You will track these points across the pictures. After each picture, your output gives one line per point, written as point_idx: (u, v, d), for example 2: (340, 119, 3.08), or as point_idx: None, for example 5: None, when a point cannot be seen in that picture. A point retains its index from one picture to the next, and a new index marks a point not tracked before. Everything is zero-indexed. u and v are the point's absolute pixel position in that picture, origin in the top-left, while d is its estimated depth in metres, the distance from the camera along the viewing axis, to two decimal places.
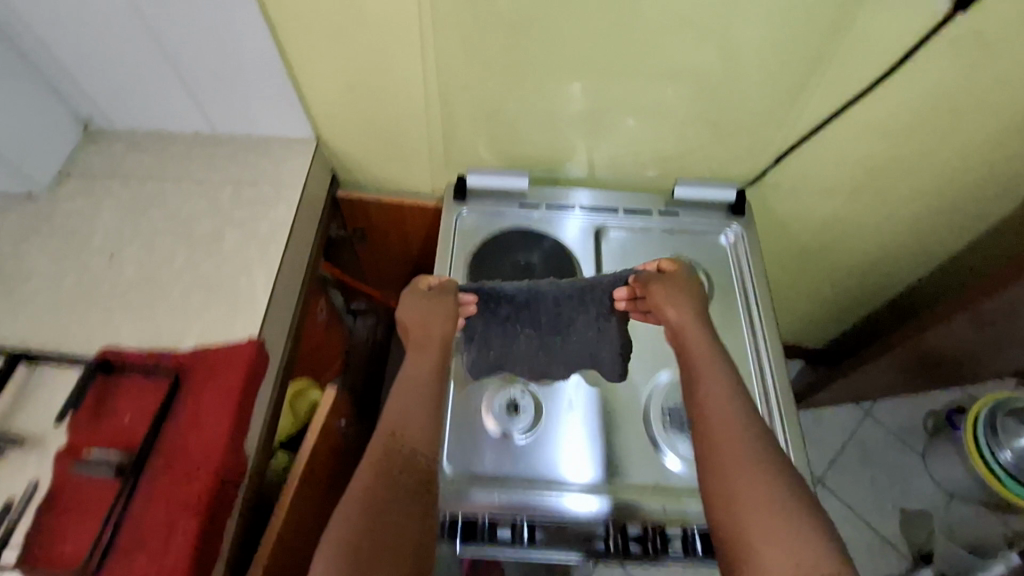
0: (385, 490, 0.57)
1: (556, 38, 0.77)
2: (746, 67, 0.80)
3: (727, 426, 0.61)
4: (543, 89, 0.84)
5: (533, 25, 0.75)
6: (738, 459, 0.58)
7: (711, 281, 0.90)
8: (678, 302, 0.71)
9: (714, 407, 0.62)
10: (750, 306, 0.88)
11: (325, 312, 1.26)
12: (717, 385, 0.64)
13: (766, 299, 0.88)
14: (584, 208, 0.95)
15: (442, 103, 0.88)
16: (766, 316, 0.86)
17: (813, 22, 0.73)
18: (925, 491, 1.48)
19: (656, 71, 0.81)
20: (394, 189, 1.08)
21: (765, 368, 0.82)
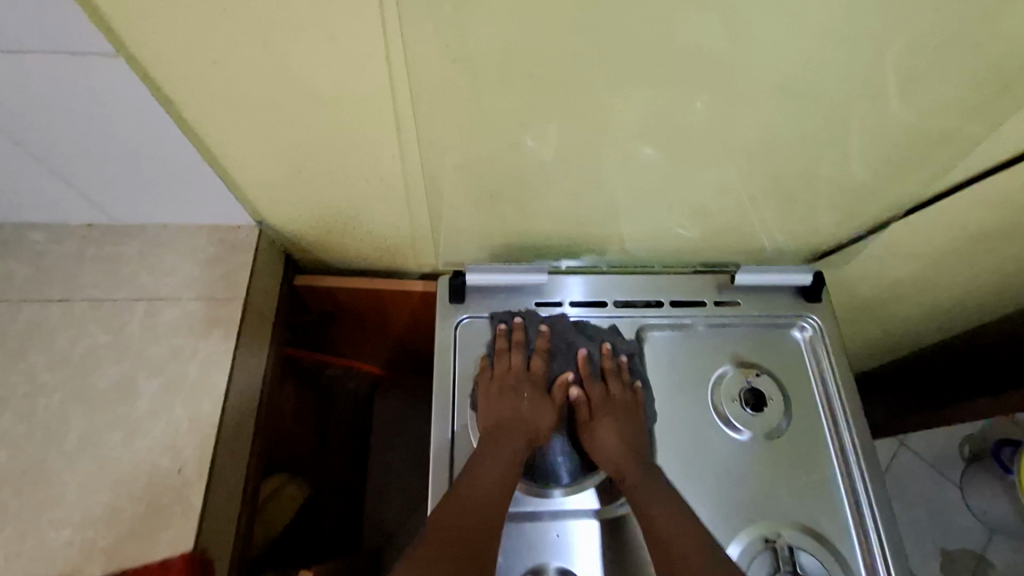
0: (477, 522, 0.59)
1: (590, 113, 0.54)
2: (846, 138, 0.58)
3: (661, 534, 0.59)
4: (567, 168, 0.62)
5: (558, 100, 0.52)
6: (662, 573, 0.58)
7: (786, 396, 0.71)
8: (625, 420, 0.66)
9: (645, 513, 0.61)
10: (839, 428, 0.69)
11: (292, 398, 1.03)
12: (657, 500, 0.61)
13: (859, 420, 0.70)
14: (617, 301, 0.75)
15: (427, 186, 0.65)
16: (860, 443, 0.69)
17: (947, 84, 0.52)
18: (965, 527, 1.36)
19: (724, 147, 0.59)
20: (366, 266, 0.84)
21: (869, 517, 0.66)
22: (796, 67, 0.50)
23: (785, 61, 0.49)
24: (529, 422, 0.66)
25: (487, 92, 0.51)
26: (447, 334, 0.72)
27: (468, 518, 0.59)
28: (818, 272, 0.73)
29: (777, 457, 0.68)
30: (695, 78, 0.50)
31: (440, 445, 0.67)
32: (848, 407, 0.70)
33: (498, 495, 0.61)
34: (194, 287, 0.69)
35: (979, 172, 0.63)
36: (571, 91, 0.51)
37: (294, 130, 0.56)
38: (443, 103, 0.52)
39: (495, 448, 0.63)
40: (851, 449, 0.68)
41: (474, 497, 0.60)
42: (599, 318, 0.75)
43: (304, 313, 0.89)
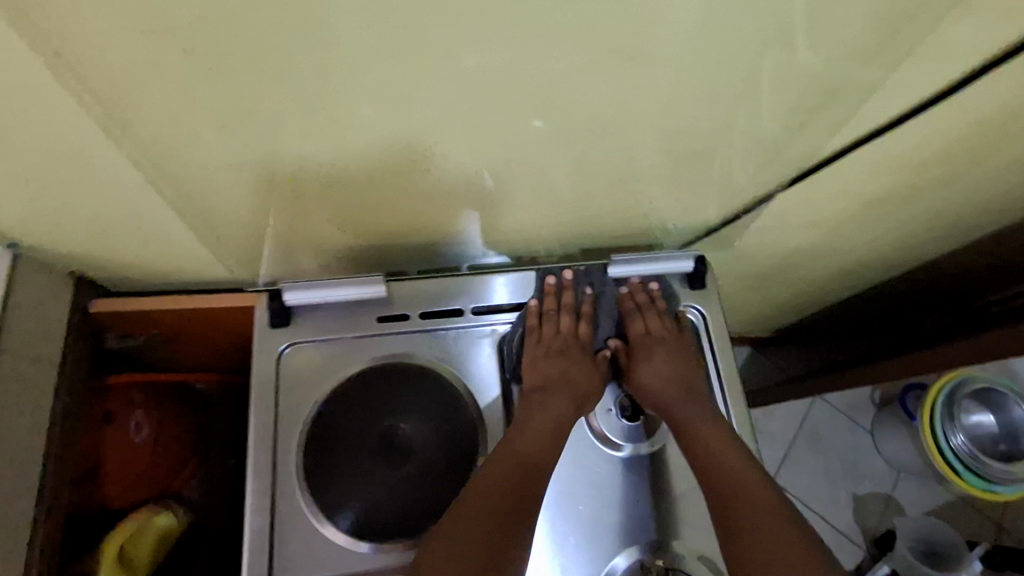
0: (522, 493, 0.53)
1: (375, 103, 0.41)
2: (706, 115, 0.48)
3: (721, 461, 0.57)
4: (381, 162, 0.50)
5: (326, 88, 0.39)
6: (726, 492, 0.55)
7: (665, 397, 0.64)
8: (663, 354, 0.64)
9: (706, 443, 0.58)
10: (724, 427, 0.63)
11: (146, 429, 0.90)
12: (706, 426, 0.59)
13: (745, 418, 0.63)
14: (477, 307, 0.63)
15: (208, 197, 0.51)
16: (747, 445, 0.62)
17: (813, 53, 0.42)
18: (875, 471, 1.38)
19: (565, 131, 0.48)
20: (185, 283, 0.70)
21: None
22: (622, 39, 0.38)
23: (605, 33, 0.37)
24: (571, 383, 0.61)
25: (223, 83, 0.38)
26: (268, 365, 0.58)
27: (514, 492, 0.53)
28: (700, 257, 0.65)
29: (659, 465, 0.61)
30: (497, 57, 0.38)
31: (257, 517, 0.53)
32: (733, 405, 0.63)
33: (541, 460, 0.55)
34: None
35: (865, 136, 0.53)
36: (338, 78, 0.38)
37: None
38: (171, 101, 0.39)
39: (538, 420, 0.57)
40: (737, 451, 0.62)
41: (519, 469, 0.54)
42: (455, 331, 0.62)
43: (126, 338, 0.74)
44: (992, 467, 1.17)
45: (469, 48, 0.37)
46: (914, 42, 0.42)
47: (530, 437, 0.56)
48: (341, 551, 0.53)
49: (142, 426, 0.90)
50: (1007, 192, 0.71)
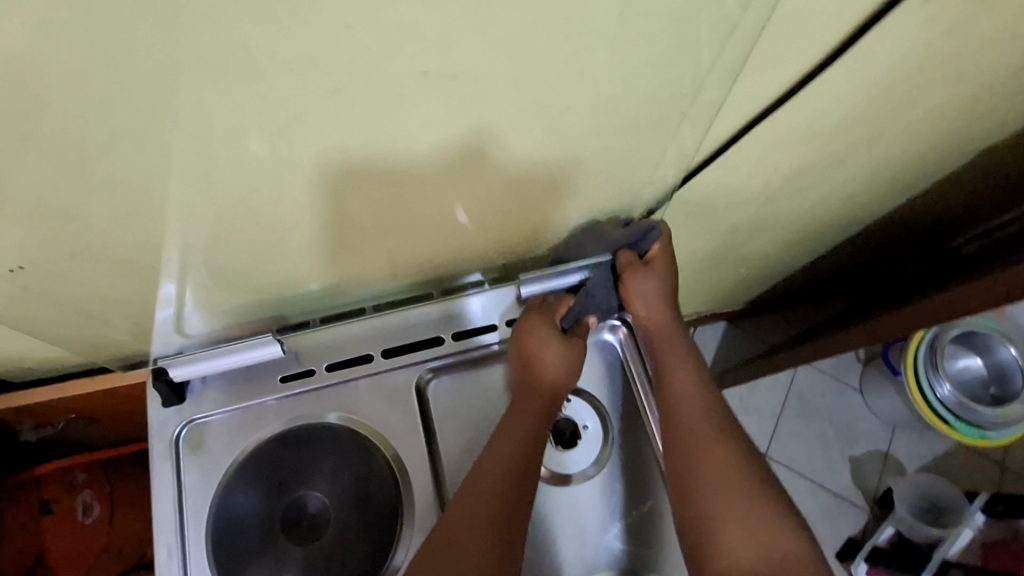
0: (517, 472, 0.52)
1: (195, 164, 0.38)
2: (577, 124, 0.44)
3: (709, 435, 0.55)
4: (232, 219, 0.45)
5: (126, 155, 0.35)
6: (720, 468, 0.53)
7: (628, 418, 0.63)
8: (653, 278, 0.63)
9: (699, 420, 0.57)
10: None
11: (98, 509, 0.86)
12: (705, 403, 0.58)
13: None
14: (386, 349, 0.59)
15: (54, 280, 0.47)
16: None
17: (665, 47, 0.38)
18: (870, 430, 1.35)
19: (427, 160, 0.44)
20: (82, 365, 0.65)
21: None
22: (436, 63, 0.34)
23: (417, 65, 0.34)
24: (538, 367, 0.58)
25: (3, 162, 0.34)
26: (164, 448, 0.54)
27: (508, 458, 0.53)
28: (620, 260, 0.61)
29: (619, 497, 0.59)
30: (305, 98, 0.35)
31: None
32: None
33: (532, 429, 0.55)
34: None
35: (755, 118, 0.51)
36: (140, 147, 0.35)
37: None
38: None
39: (528, 398, 0.56)
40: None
41: (516, 442, 0.54)
42: (365, 380, 0.58)
43: (42, 428, 0.72)
44: (982, 414, 1.13)
45: (270, 94, 0.34)
46: (771, 14, 0.39)
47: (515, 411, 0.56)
48: None
49: (93, 505, 0.85)
50: (943, 140, 0.66)
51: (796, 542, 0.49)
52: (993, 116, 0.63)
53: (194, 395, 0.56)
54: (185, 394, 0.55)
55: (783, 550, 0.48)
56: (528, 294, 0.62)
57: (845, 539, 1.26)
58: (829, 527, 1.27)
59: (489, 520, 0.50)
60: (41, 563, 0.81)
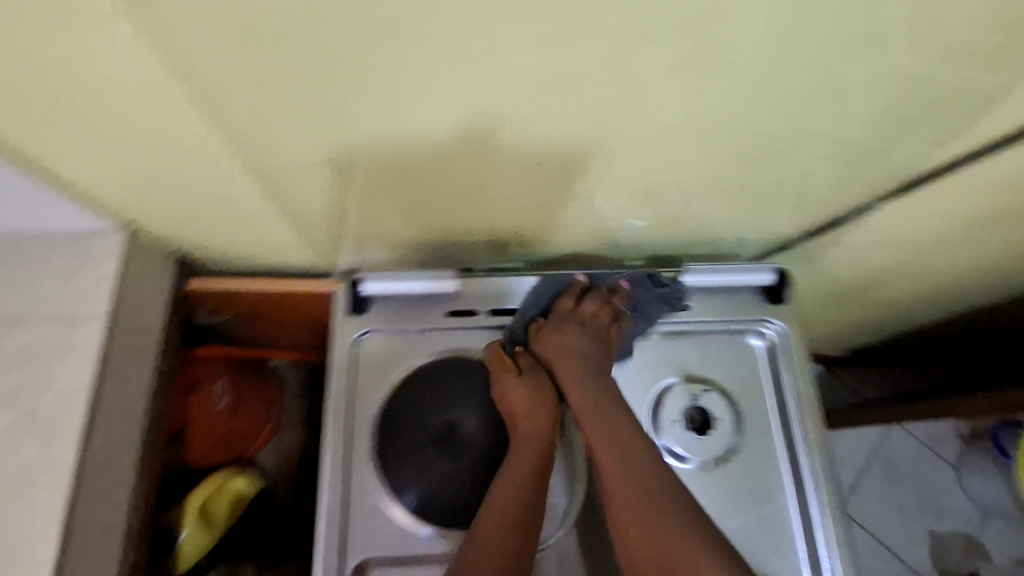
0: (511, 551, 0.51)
1: (461, 110, 0.43)
2: (790, 128, 0.47)
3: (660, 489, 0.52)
4: (456, 160, 0.50)
5: (416, 93, 0.41)
6: (667, 528, 0.50)
7: (761, 421, 0.60)
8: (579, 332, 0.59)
9: (618, 475, 0.53)
10: (806, 490, 0.58)
11: (227, 398, 0.98)
12: (625, 438, 0.54)
13: (832, 491, 0.58)
14: (544, 308, 0.63)
15: (296, 185, 0.54)
16: (836, 531, 0.56)
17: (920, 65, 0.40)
18: (958, 509, 1.28)
19: (643, 135, 0.48)
20: (265, 267, 0.73)
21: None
22: (710, 44, 0.37)
23: (692, 43, 0.37)
24: (517, 414, 0.57)
25: (325, 82, 0.40)
26: (343, 349, 0.61)
27: (508, 508, 0.52)
28: (783, 271, 0.61)
29: (737, 493, 0.58)
30: (584, 60, 0.39)
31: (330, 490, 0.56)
32: (819, 469, 0.58)
33: (523, 504, 0.53)
34: (47, 307, 0.58)
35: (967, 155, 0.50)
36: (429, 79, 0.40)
37: (105, 131, 0.45)
38: (273, 97, 0.41)
39: (523, 445, 0.56)
40: (819, 524, 0.57)
41: (499, 523, 0.52)
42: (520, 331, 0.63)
43: (215, 314, 0.80)
44: None
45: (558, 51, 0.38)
46: None
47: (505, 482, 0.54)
48: (401, 533, 0.56)
49: (224, 395, 0.98)
50: None
51: None
52: None
53: (373, 310, 0.62)
54: (368, 307, 0.62)
55: None
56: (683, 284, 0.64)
57: None
58: None
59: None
60: (180, 435, 0.93)
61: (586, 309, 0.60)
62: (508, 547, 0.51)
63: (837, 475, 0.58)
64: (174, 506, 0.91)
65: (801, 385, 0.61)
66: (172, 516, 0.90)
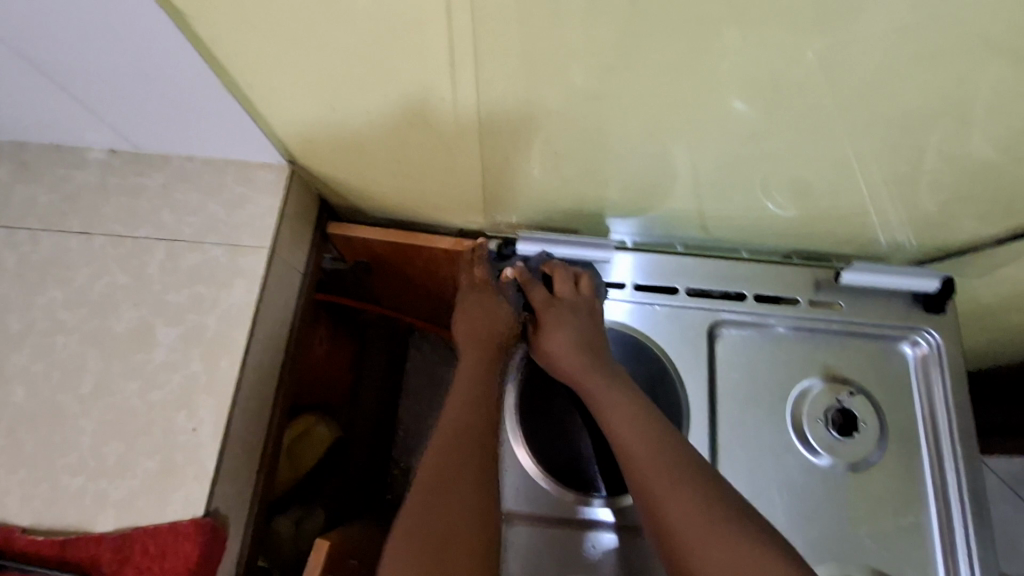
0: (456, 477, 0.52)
1: (694, 64, 0.43)
2: (1017, 123, 0.46)
3: (637, 452, 0.52)
4: (648, 124, 0.50)
5: (661, 41, 0.41)
6: (661, 476, 0.50)
7: (907, 430, 0.58)
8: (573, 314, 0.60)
9: (623, 422, 0.54)
10: (954, 502, 0.56)
11: (327, 343, 1.01)
12: (615, 403, 0.55)
13: (979, 507, 0.56)
14: (691, 288, 0.63)
15: (477, 134, 0.54)
16: (980, 547, 0.55)
17: None
18: None
19: (852, 115, 0.47)
20: (401, 219, 0.75)
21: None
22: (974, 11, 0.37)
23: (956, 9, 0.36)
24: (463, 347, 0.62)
25: (567, 23, 0.40)
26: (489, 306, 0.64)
27: (459, 434, 0.54)
28: (950, 279, 0.59)
29: (877, 501, 0.57)
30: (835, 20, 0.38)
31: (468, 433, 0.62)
32: (967, 484, 0.57)
33: (471, 431, 0.55)
34: (219, 231, 0.62)
35: None
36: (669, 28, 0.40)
37: (326, 59, 0.47)
38: (512, 39, 0.42)
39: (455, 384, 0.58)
40: (963, 536, 0.56)
41: (439, 442, 0.54)
42: (664, 309, 0.63)
43: (338, 260, 0.83)
44: None
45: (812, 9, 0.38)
46: None
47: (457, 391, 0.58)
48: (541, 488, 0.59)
49: (323, 340, 1.00)
50: None
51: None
52: None
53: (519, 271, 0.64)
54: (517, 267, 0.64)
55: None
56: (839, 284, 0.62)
57: None
58: None
59: (439, 526, 0.48)
60: None
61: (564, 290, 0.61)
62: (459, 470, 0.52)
63: (986, 492, 0.57)
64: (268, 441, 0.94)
65: (954, 399, 0.59)
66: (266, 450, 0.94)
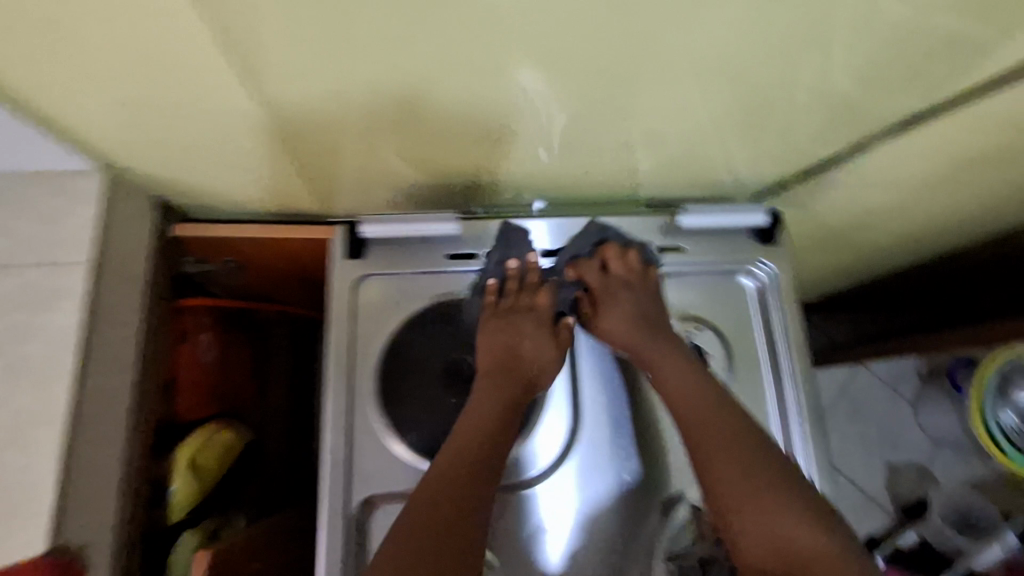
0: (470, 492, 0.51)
1: (489, 26, 0.42)
2: (803, 60, 0.48)
3: (715, 426, 0.55)
4: (459, 93, 0.49)
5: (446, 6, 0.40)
6: (713, 439, 0.54)
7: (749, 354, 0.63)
8: (629, 294, 0.61)
9: (679, 397, 0.57)
10: (791, 414, 0.62)
11: (214, 349, 0.96)
12: (683, 377, 0.57)
13: (816, 419, 0.61)
14: (544, 250, 0.64)
15: (293, 121, 0.52)
16: (816, 453, 0.60)
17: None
18: (915, 444, 1.37)
19: (648, 67, 0.48)
20: (253, 213, 0.71)
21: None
22: None
23: None
24: (522, 355, 0.58)
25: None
26: (343, 296, 0.61)
27: (479, 437, 0.54)
28: (777, 210, 0.63)
29: None
30: None
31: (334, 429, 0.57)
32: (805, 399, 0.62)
33: (495, 440, 0.54)
34: (34, 251, 0.57)
35: (957, 92, 0.52)
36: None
37: (89, 54, 0.43)
38: (282, 17, 0.40)
39: (487, 381, 0.57)
40: (802, 447, 0.61)
41: (451, 453, 0.53)
42: (521, 273, 0.64)
43: (203, 263, 0.76)
44: None
45: None
46: None
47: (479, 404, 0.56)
48: (408, 469, 0.57)
49: (211, 346, 0.96)
50: None
51: (811, 545, 0.49)
52: None
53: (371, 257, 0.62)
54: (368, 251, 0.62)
55: (793, 538, 0.49)
56: (681, 227, 0.65)
57: (867, 536, 1.31)
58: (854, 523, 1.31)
59: (432, 533, 0.48)
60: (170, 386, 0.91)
61: (616, 270, 0.62)
62: (465, 476, 0.51)
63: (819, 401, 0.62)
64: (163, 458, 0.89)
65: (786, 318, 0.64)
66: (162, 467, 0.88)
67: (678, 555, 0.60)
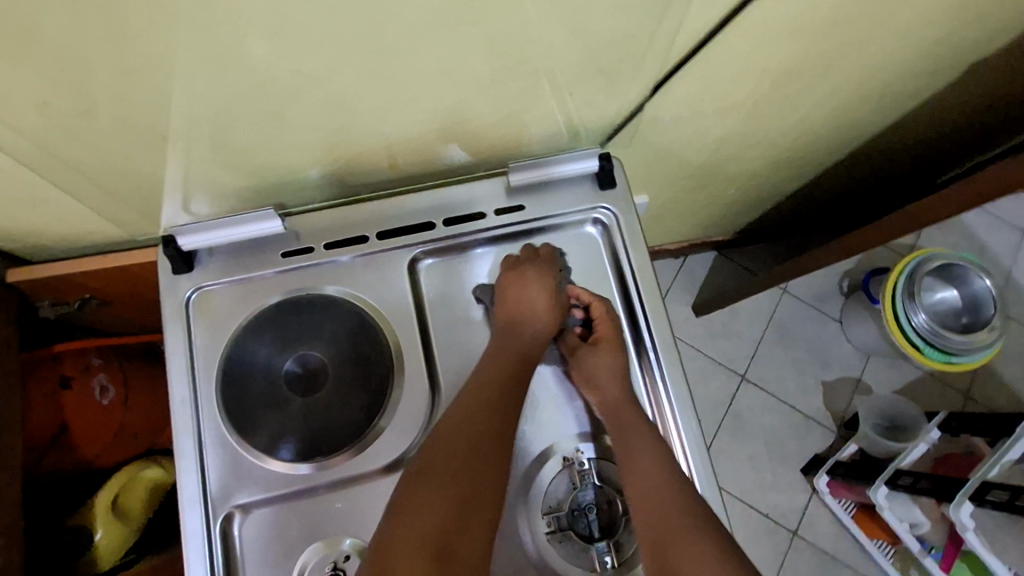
0: (477, 487, 0.52)
1: (212, 32, 0.40)
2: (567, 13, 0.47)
3: (666, 486, 0.54)
4: (227, 102, 0.47)
5: (151, 11, 0.37)
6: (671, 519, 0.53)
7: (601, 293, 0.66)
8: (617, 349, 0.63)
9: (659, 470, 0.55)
10: (647, 346, 0.64)
11: (113, 390, 0.91)
12: (649, 451, 0.57)
13: (671, 353, 0.64)
14: (380, 232, 0.64)
15: (64, 151, 0.49)
16: (674, 375, 0.63)
17: None
18: (845, 357, 1.41)
19: (412, 51, 0.46)
20: (85, 243, 0.68)
21: (682, 455, 0.61)
22: None
23: None
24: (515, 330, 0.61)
25: (22, 28, 0.36)
26: (182, 308, 0.61)
27: (474, 440, 0.54)
28: (605, 154, 0.65)
29: None
30: None
31: (186, 439, 0.58)
32: (658, 333, 0.64)
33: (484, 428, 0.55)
34: None
35: (736, 11, 0.52)
36: (138, 14, 0.37)
37: None
38: None
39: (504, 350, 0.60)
40: (663, 378, 0.63)
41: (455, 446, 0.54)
42: (362, 258, 0.64)
43: (60, 305, 0.76)
44: (955, 340, 1.16)
45: None
46: None
47: (480, 388, 0.57)
48: (275, 472, 0.58)
49: (107, 388, 0.91)
50: (932, 48, 0.68)
51: None
52: (998, 12, 0.64)
53: (209, 268, 0.62)
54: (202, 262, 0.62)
55: None
56: (514, 187, 0.66)
57: (811, 455, 1.34)
58: (796, 444, 1.35)
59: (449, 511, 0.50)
60: (63, 435, 0.86)
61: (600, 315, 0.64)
62: (461, 476, 0.52)
63: (673, 334, 0.65)
64: (83, 507, 0.89)
65: (635, 259, 0.66)
66: (83, 516, 0.88)
67: (555, 507, 0.60)
